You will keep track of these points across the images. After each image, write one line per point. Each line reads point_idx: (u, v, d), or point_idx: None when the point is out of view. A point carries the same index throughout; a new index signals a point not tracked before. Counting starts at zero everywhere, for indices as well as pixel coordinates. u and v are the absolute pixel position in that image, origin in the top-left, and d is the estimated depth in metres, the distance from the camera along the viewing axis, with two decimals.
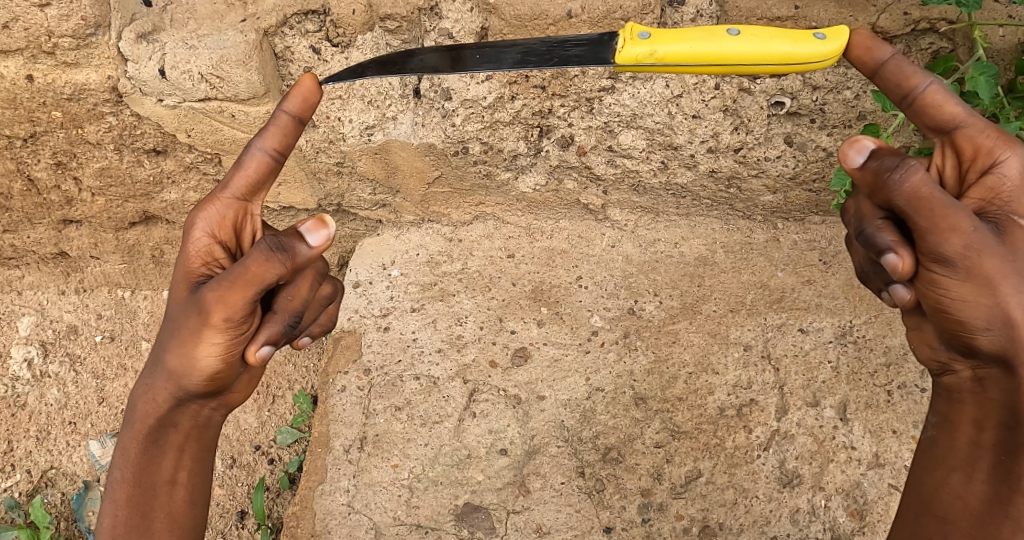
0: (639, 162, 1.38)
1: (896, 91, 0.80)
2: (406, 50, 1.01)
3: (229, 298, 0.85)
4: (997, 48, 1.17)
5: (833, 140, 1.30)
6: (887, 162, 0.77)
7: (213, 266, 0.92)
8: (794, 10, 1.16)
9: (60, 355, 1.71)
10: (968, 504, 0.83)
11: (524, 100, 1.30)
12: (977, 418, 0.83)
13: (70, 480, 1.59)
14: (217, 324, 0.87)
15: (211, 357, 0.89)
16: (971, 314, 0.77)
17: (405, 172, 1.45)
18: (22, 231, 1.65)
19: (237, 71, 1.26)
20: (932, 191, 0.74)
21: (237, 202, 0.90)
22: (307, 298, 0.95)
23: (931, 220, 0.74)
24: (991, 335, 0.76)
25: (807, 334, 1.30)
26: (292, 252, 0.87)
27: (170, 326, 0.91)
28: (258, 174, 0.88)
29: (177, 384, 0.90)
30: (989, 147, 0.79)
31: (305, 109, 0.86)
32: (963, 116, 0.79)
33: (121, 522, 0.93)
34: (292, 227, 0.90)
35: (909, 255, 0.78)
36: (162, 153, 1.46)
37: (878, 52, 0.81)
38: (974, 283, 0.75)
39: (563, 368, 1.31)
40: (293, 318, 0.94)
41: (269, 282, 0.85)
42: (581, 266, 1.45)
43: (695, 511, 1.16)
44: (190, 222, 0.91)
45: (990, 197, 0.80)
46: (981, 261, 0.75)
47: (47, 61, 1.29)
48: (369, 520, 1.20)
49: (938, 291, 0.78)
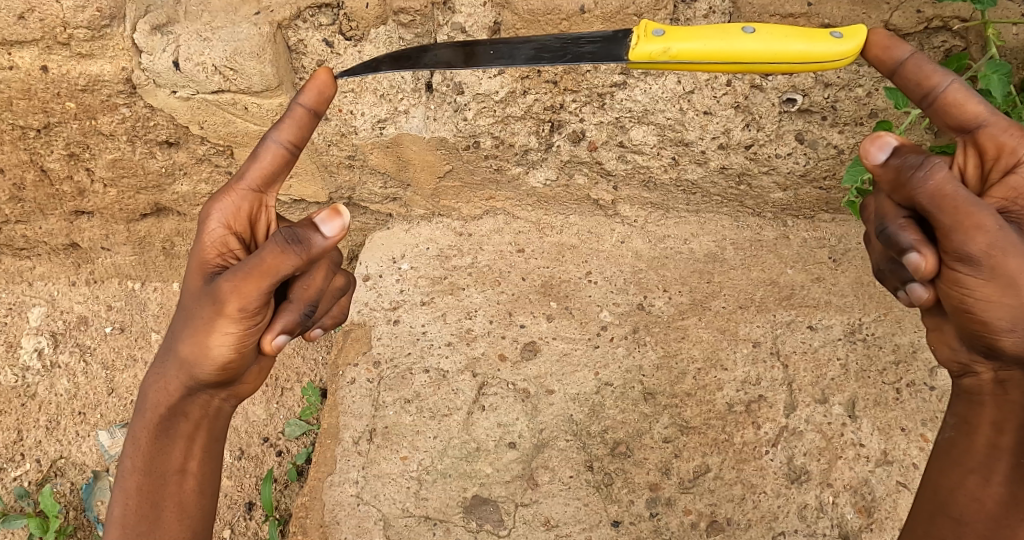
0: (650, 158, 1.38)
1: (916, 90, 0.80)
2: (420, 45, 1.01)
3: (243, 289, 0.86)
4: (1010, 46, 1.17)
5: (845, 137, 1.30)
6: (910, 160, 0.77)
7: (228, 257, 0.93)
8: (806, 8, 1.16)
9: (70, 346, 1.72)
10: (983, 506, 0.84)
11: (536, 95, 1.31)
12: (996, 420, 0.84)
13: (79, 470, 1.61)
14: (231, 314, 0.87)
15: (224, 347, 0.90)
16: (995, 315, 0.77)
17: (417, 166, 1.46)
18: (34, 222, 1.66)
19: (250, 63, 1.27)
20: (955, 190, 0.74)
21: (252, 193, 0.91)
22: (322, 287, 0.96)
23: (955, 218, 0.74)
24: (1016, 336, 0.77)
25: (817, 331, 1.30)
26: (308, 244, 0.87)
27: (184, 315, 0.91)
28: (274, 165, 0.89)
29: (188, 374, 0.92)
30: (1013, 147, 0.79)
31: (320, 102, 0.87)
32: (985, 114, 0.79)
33: (132, 511, 0.93)
34: (307, 218, 0.90)
35: (932, 255, 0.78)
36: (175, 145, 1.46)
37: (895, 51, 0.82)
38: (998, 283, 0.75)
39: (572, 362, 1.31)
40: (308, 307, 0.95)
41: (285, 273, 0.86)
42: (590, 262, 1.45)
43: (703, 506, 1.16)
44: (204, 213, 0.92)
45: (1013, 197, 0.81)
46: (1006, 260, 0.74)
47: (61, 52, 1.30)
48: (378, 511, 1.21)
49: (962, 291, 0.78)
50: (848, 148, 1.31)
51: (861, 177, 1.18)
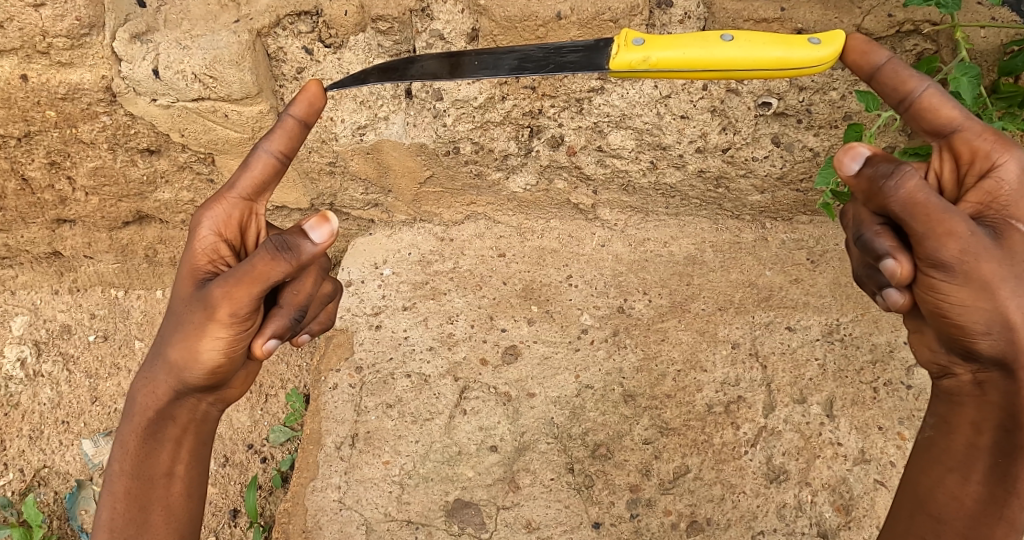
0: (628, 162, 1.39)
1: (893, 95, 0.82)
2: (407, 57, 1.03)
3: (235, 294, 0.87)
4: (980, 49, 1.18)
5: (820, 140, 1.32)
6: (881, 169, 0.78)
7: (218, 263, 0.93)
8: (779, 13, 1.18)
9: (53, 355, 1.71)
10: (962, 505, 0.84)
11: (515, 101, 1.32)
12: (976, 420, 0.84)
13: (62, 479, 1.59)
14: (222, 319, 0.88)
15: (214, 351, 0.90)
16: (970, 319, 0.78)
17: (397, 172, 1.47)
18: (16, 231, 1.66)
19: (230, 71, 1.27)
20: (927, 197, 0.75)
21: (243, 201, 0.92)
22: (311, 293, 0.97)
23: (928, 226, 0.76)
24: (992, 339, 0.77)
25: (795, 332, 1.32)
26: (298, 251, 0.88)
27: (173, 320, 0.92)
28: (264, 174, 0.90)
29: (178, 377, 0.92)
30: (987, 151, 0.80)
31: (311, 113, 0.88)
32: (960, 119, 0.81)
33: (120, 515, 0.93)
34: (297, 225, 0.90)
35: (908, 261, 0.79)
36: (156, 152, 1.47)
37: (874, 56, 0.84)
38: (972, 287, 0.76)
39: (553, 365, 1.32)
40: (298, 312, 0.96)
41: (276, 280, 0.87)
42: (571, 265, 1.46)
43: (683, 506, 1.17)
44: (195, 219, 0.92)
45: (987, 201, 0.81)
46: (980, 265, 0.76)
47: (41, 61, 1.30)
48: (360, 516, 1.21)
49: (937, 295, 0.79)
50: (824, 150, 1.33)
51: (833, 178, 1.20)
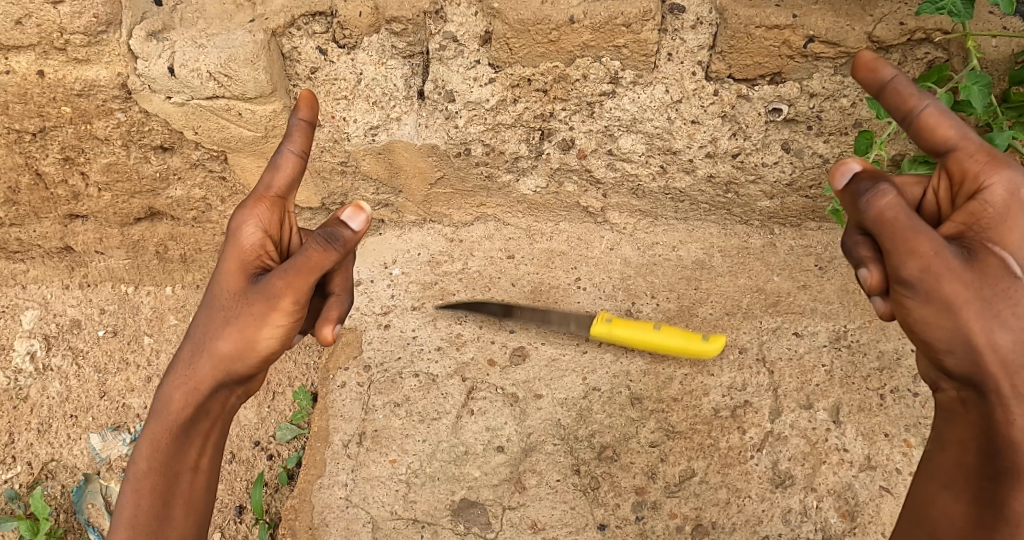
0: (638, 166, 1.40)
1: (895, 112, 0.82)
2: None
3: (294, 284, 0.90)
4: (991, 58, 1.18)
5: (830, 146, 1.32)
6: (861, 186, 0.81)
7: (264, 260, 0.96)
8: (792, 19, 1.17)
9: (62, 349, 1.72)
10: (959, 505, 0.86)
11: (527, 104, 1.34)
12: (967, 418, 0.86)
13: (70, 473, 1.61)
14: (285, 308, 0.91)
15: (270, 339, 0.93)
16: (935, 334, 0.81)
17: (408, 173, 1.47)
18: (28, 225, 1.67)
19: (244, 70, 1.28)
20: (898, 215, 0.78)
21: (281, 199, 0.95)
22: (348, 286, 1.01)
23: (894, 242, 0.79)
24: (957, 357, 0.82)
25: (802, 338, 1.32)
26: (342, 242, 0.92)
27: (218, 315, 0.93)
28: (297, 172, 0.94)
29: (224, 369, 0.94)
30: (977, 171, 0.82)
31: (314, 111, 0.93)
32: (957, 139, 0.81)
33: (144, 509, 0.95)
34: (334, 217, 0.94)
35: (879, 271, 0.84)
36: (169, 150, 1.47)
37: (883, 71, 0.81)
38: (935, 307, 0.79)
39: (561, 368, 1.33)
40: (345, 300, 1.00)
41: (328, 269, 0.91)
42: (579, 268, 1.47)
43: (688, 510, 1.17)
44: (237, 218, 0.95)
45: (971, 221, 0.84)
46: (941, 286, 0.78)
47: (58, 57, 1.31)
48: (367, 514, 1.22)
49: (906, 311, 0.82)
50: (833, 157, 1.33)
51: None
